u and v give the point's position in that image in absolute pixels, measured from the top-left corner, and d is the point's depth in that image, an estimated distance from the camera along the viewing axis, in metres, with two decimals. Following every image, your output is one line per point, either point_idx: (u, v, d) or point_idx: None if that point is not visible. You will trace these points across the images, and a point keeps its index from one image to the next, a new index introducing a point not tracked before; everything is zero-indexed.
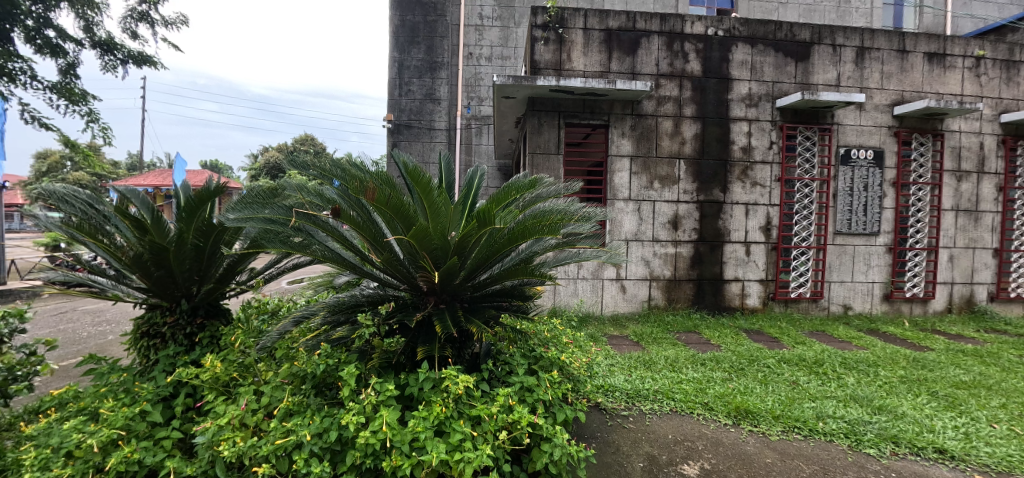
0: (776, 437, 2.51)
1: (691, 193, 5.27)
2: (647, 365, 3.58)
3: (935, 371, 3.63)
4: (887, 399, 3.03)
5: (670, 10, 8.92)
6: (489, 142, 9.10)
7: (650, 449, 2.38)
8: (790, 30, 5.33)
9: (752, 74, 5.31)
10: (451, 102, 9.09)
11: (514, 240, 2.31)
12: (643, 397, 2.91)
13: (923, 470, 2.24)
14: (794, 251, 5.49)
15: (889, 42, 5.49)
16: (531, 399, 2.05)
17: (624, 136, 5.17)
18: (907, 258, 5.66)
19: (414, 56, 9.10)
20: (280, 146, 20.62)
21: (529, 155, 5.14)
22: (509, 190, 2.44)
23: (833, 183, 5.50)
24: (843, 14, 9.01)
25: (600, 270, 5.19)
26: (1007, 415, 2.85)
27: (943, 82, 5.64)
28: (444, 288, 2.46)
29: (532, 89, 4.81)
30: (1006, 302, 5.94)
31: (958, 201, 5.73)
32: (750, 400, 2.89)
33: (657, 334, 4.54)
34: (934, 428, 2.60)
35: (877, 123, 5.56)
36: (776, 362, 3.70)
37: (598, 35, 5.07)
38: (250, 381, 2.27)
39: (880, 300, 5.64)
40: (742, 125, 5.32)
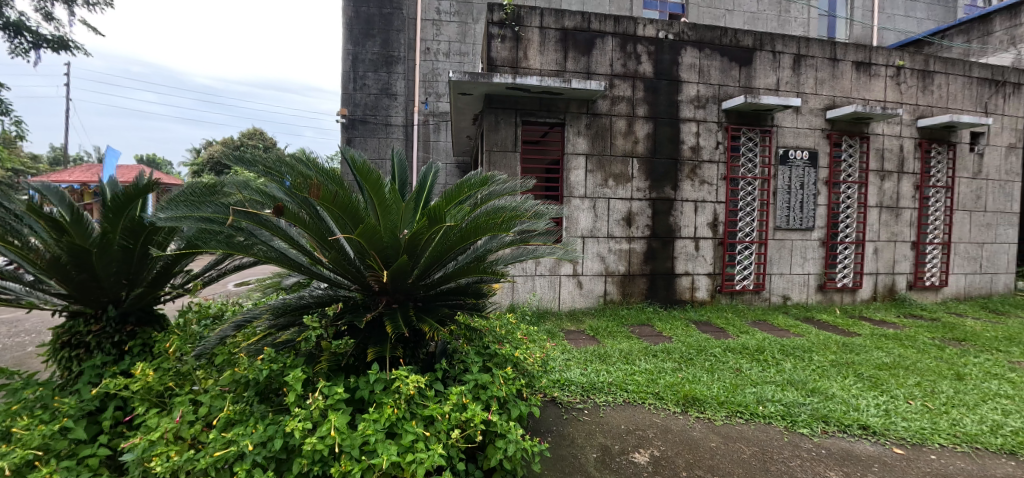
0: (720, 422, 2.64)
1: (644, 190, 5.43)
2: (602, 358, 3.67)
3: (862, 355, 3.93)
4: (820, 382, 3.25)
5: (624, 12, 9.12)
6: (447, 139, 9.00)
7: (604, 440, 2.44)
8: (735, 37, 5.60)
9: (700, 77, 5.53)
10: (408, 98, 8.90)
11: (467, 238, 2.30)
12: (598, 389, 2.98)
13: (850, 447, 2.42)
14: (739, 245, 5.77)
15: (822, 50, 5.88)
16: (485, 396, 2.05)
17: (580, 135, 5.26)
18: (838, 251, 6.09)
19: (369, 49, 8.80)
20: (224, 140, 19.50)
21: (485, 153, 5.13)
22: (461, 187, 2.42)
23: (773, 182, 5.82)
24: (783, 22, 9.57)
25: (557, 267, 5.25)
26: (921, 392, 3.12)
27: (869, 89, 6.11)
28: (396, 287, 2.43)
29: (488, 86, 4.80)
30: (922, 290, 6.52)
31: (882, 198, 6.23)
32: (697, 388, 3.02)
33: (612, 327, 4.66)
34: (860, 406, 2.82)
35: (811, 126, 5.94)
36: (722, 351, 3.90)
37: (554, 35, 5.13)
38: (188, 391, 2.15)
39: (814, 291, 6.04)
40: (691, 126, 5.54)
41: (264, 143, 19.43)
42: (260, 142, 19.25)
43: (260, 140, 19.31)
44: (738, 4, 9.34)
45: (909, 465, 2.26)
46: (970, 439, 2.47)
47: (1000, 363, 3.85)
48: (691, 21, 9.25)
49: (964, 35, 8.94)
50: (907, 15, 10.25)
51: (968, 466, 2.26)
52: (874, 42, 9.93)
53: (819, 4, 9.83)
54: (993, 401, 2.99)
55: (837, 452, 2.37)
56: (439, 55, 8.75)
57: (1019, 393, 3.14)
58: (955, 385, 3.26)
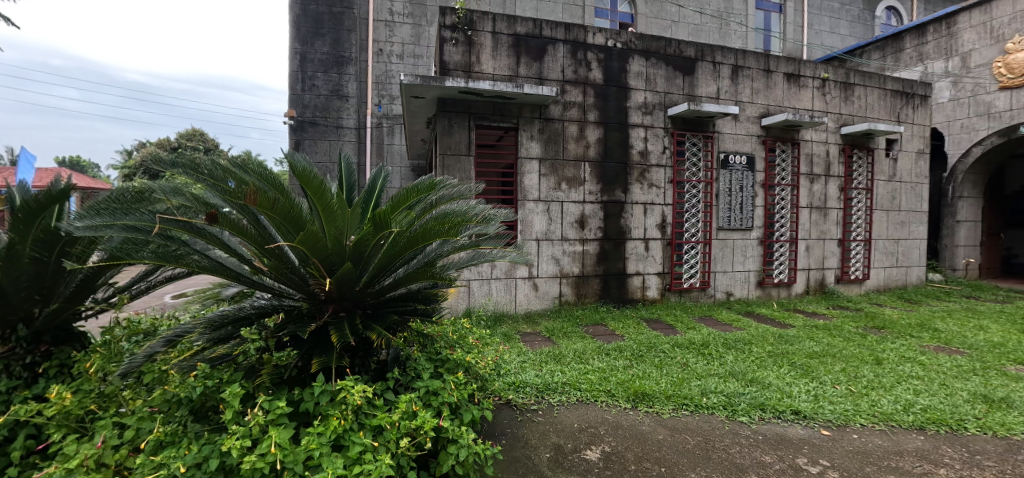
0: (667, 415, 2.75)
1: (595, 193, 5.57)
2: (557, 359, 3.73)
3: (795, 345, 4.21)
4: (757, 371, 3.46)
5: (577, 20, 9.32)
6: (401, 142, 8.84)
7: (557, 440, 2.48)
8: (678, 47, 5.86)
9: (647, 84, 5.75)
10: (360, 100, 8.65)
11: (414, 243, 2.29)
12: (553, 389, 3.03)
13: (783, 431, 2.59)
14: (685, 245, 6.04)
15: (756, 62, 6.28)
16: (437, 402, 2.03)
17: (533, 139, 5.33)
18: (775, 249, 6.49)
19: (318, 49, 8.49)
20: (158, 141, 18.18)
21: (439, 157, 5.09)
22: (409, 192, 2.39)
23: (715, 185, 6.14)
24: (723, 35, 10.15)
25: (512, 270, 5.28)
26: (846, 377, 3.39)
27: (798, 99, 6.57)
28: (343, 295, 2.38)
29: (440, 90, 4.77)
30: (848, 283, 7.07)
31: (812, 199, 6.71)
32: (646, 383, 3.13)
33: (567, 328, 4.75)
34: (792, 393, 3.02)
35: (748, 132, 6.31)
36: (670, 347, 4.06)
37: (506, 40, 5.16)
38: (113, 414, 2.00)
39: (754, 286, 6.41)
40: (640, 131, 5.75)
41: (204, 144, 18.28)
42: (200, 143, 18.11)
43: (200, 141, 18.15)
44: (682, 17, 9.88)
45: (834, 445, 2.44)
46: (886, 418, 2.70)
47: (913, 348, 4.24)
48: (640, 31, 9.65)
49: (880, 51, 9.87)
50: (832, 31, 11.07)
51: (883, 443, 2.47)
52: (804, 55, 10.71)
53: (756, 19, 10.51)
54: (907, 382, 3.29)
55: (772, 437, 2.52)
56: (392, 57, 8.61)
57: (928, 373, 3.47)
58: (875, 369, 3.56)
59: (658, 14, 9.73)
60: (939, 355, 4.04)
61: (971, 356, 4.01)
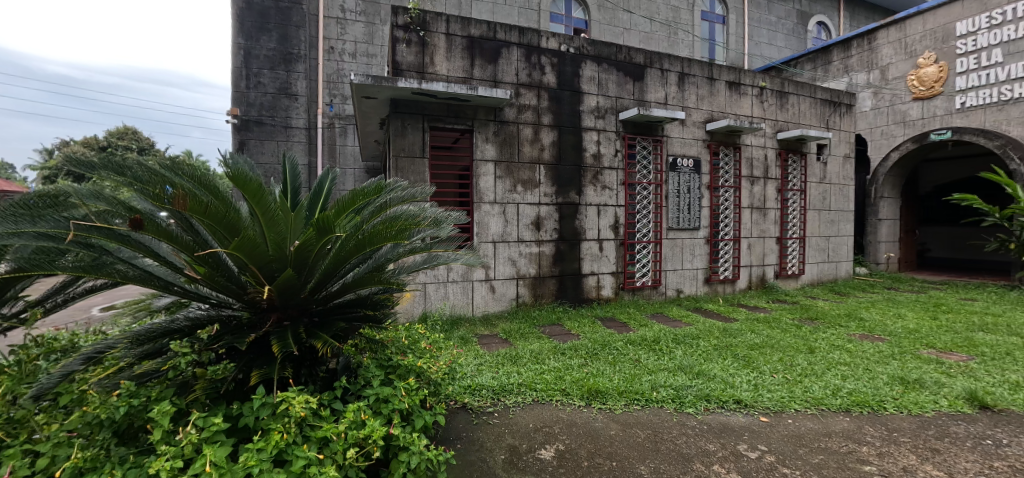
0: (620, 410, 2.82)
1: (550, 195, 5.64)
2: (513, 360, 3.74)
3: (738, 338, 4.44)
4: (704, 364, 3.61)
5: (532, 24, 9.42)
6: (354, 143, 8.59)
7: (512, 441, 2.48)
8: (628, 54, 6.05)
9: (599, 89, 5.89)
10: (311, 99, 8.32)
11: (360, 247, 2.25)
12: (508, 391, 3.03)
13: (726, 420, 2.72)
14: (637, 245, 6.23)
15: (701, 70, 6.57)
16: (387, 410, 1.99)
17: (488, 141, 5.33)
18: (720, 247, 6.83)
19: (264, 45, 8.12)
20: (84, 140, 16.74)
21: (392, 158, 5.00)
22: (355, 195, 2.33)
23: (664, 187, 6.37)
24: (672, 42, 10.58)
25: (469, 272, 5.25)
26: (784, 366, 3.61)
27: (739, 105, 6.94)
28: (287, 303, 2.31)
29: (393, 91, 4.68)
30: (785, 278, 7.53)
31: (752, 200, 7.10)
32: (600, 380, 3.20)
33: (525, 329, 4.77)
34: (735, 383, 3.18)
35: (694, 136, 6.60)
36: (623, 344, 4.17)
37: (460, 42, 5.15)
38: (23, 441, 1.82)
39: (702, 283, 6.71)
40: (592, 135, 5.88)
41: (137, 143, 16.99)
42: (133, 142, 16.84)
43: (132, 140, 16.87)
44: (633, 24, 10.20)
45: (772, 430, 2.59)
46: (817, 402, 2.90)
47: (841, 336, 4.57)
48: (593, 36, 9.90)
49: (812, 62, 10.76)
50: (770, 43, 11.74)
51: (813, 425, 2.66)
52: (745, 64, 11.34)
53: (702, 28, 11.02)
54: (835, 368, 3.55)
55: (716, 426, 2.65)
56: (344, 55, 8.38)
57: (854, 360, 3.76)
58: (809, 357, 3.81)
59: (612, 21, 10.04)
60: (864, 342, 4.39)
61: (890, 342, 4.37)
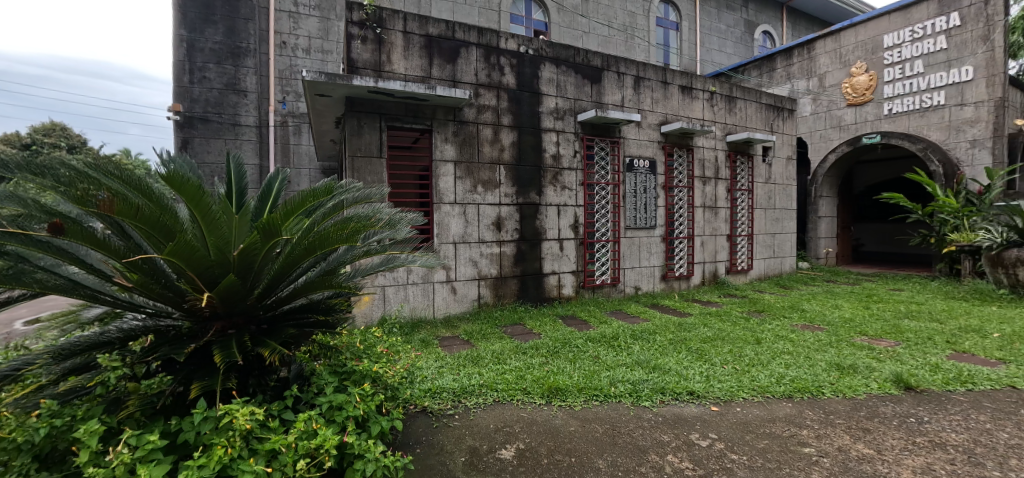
0: (579, 407, 2.87)
1: (511, 196, 5.66)
2: (474, 361, 3.72)
3: (692, 332, 4.61)
4: (660, 359, 3.72)
5: (493, 25, 9.42)
6: (309, 142, 8.29)
7: (472, 442, 2.47)
8: (586, 57, 6.15)
9: (558, 90, 5.96)
10: (261, 95, 7.97)
11: (309, 251, 2.19)
12: (469, 392, 3.02)
13: (680, 411, 2.81)
14: (597, 244, 6.35)
15: (655, 74, 6.77)
16: (341, 418, 1.93)
17: (447, 141, 5.28)
18: (675, 245, 7.07)
19: (210, 38, 7.71)
20: (3, 137, 15.32)
21: (348, 158, 4.86)
22: (306, 196, 2.25)
23: (622, 187, 6.52)
24: (629, 47, 10.88)
25: (429, 274, 5.19)
26: (733, 357, 3.77)
27: (691, 109, 7.20)
28: (232, 310, 2.22)
29: (348, 88, 4.55)
30: (735, 273, 7.88)
31: (705, 200, 7.38)
32: (560, 378, 3.24)
33: (486, 329, 4.76)
34: (688, 376, 3.29)
35: (650, 138, 6.79)
36: (583, 342, 4.24)
37: (417, 40, 5.08)
38: None
39: (658, 280, 6.92)
40: (552, 136, 5.94)
41: (66, 141, 15.73)
42: (62, 140, 15.57)
43: (60, 137, 15.59)
44: (592, 27, 10.41)
45: (721, 419, 2.70)
46: (763, 390, 3.05)
47: (785, 327, 4.84)
48: (553, 39, 10.03)
49: (758, 69, 11.34)
50: (720, 49, 12.29)
51: (760, 412, 2.80)
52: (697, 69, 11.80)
53: (657, 34, 11.38)
54: (780, 357, 3.75)
55: (670, 417, 2.74)
56: (297, 51, 8.08)
57: (797, 349, 3.98)
58: (756, 348, 4.00)
59: (570, 24, 10.21)
60: (805, 332, 4.67)
61: (828, 331, 4.67)
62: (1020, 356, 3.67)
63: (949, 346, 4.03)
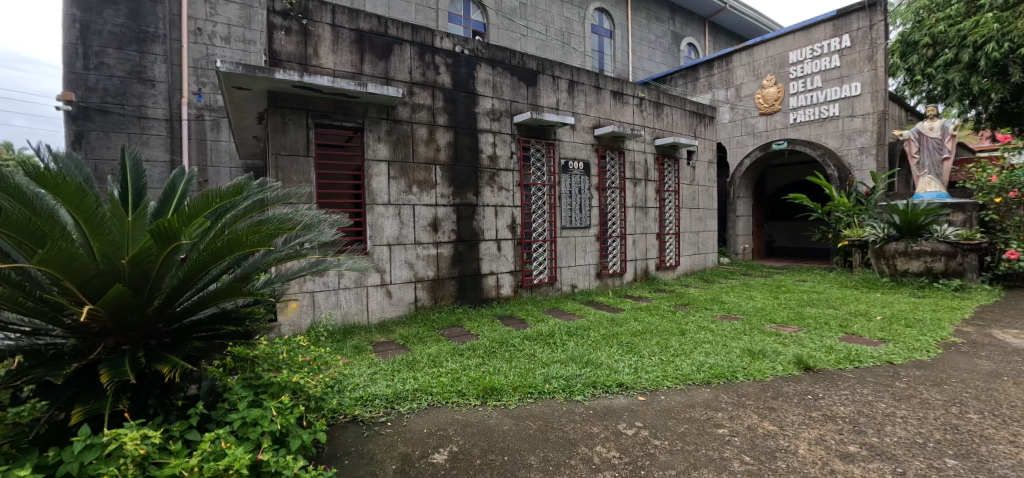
0: (514, 405, 2.89)
1: (447, 196, 5.59)
2: (410, 365, 3.63)
3: (624, 326, 4.81)
4: (592, 353, 3.84)
5: (430, 23, 9.26)
6: (228, 139, 7.69)
7: (404, 449, 2.40)
8: (521, 59, 6.21)
9: (494, 92, 5.97)
10: (172, 86, 7.28)
11: (216, 255, 2.05)
12: (403, 398, 2.93)
13: (610, 403, 2.92)
14: (534, 244, 6.44)
15: (588, 79, 6.99)
16: (254, 435, 1.81)
17: (380, 140, 5.10)
18: (609, 244, 7.33)
19: (109, 20, 6.93)
20: None
21: (271, 156, 4.57)
22: (211, 197, 2.07)
23: (557, 188, 6.66)
24: (565, 52, 11.16)
25: (362, 278, 4.99)
26: (660, 348, 3.97)
27: (622, 114, 7.51)
28: (124, 324, 2.01)
29: (270, 82, 4.28)
30: (664, 269, 8.32)
31: (635, 200, 7.72)
32: (496, 378, 3.23)
33: (423, 333, 4.66)
34: (619, 368, 3.42)
35: (584, 141, 6.99)
36: (520, 341, 4.27)
37: (347, 35, 4.87)
38: None
39: (594, 277, 7.15)
40: (488, 136, 5.93)
41: None
42: None
43: None
44: (529, 31, 10.58)
45: (647, 408, 2.83)
46: (685, 378, 3.24)
47: (706, 318, 5.19)
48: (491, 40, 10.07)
49: (683, 78, 12.07)
50: (651, 58, 12.92)
51: (681, 398, 2.96)
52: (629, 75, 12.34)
53: (592, 41, 11.75)
54: (701, 347, 3.99)
55: (600, 409, 2.83)
56: (215, 39, 7.47)
57: (716, 337, 4.28)
58: (680, 339, 4.24)
59: (508, 26, 10.30)
60: (723, 322, 5.03)
61: (743, 320, 5.06)
62: (896, 336, 4.19)
63: (841, 329, 4.51)
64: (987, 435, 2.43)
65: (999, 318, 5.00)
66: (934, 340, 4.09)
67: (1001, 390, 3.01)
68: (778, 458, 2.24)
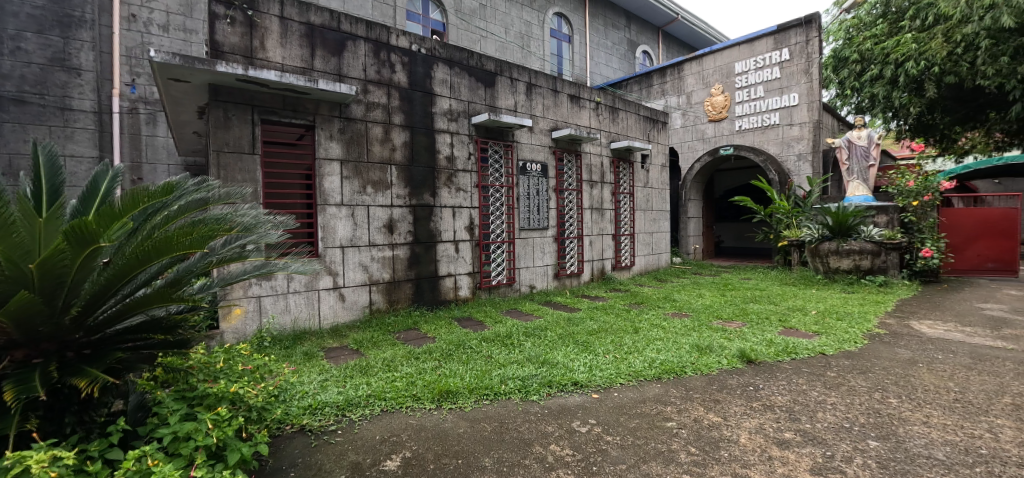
0: (469, 408, 2.86)
1: (403, 197, 5.47)
2: (363, 370, 3.52)
3: (580, 325, 4.90)
4: (548, 353, 3.88)
5: (388, 20, 9.06)
6: (165, 134, 7.19)
7: (355, 457, 2.33)
8: (479, 60, 6.18)
9: (451, 92, 5.91)
10: (101, 76, 6.73)
11: (142, 260, 1.92)
12: (355, 405, 2.84)
13: (565, 402, 2.95)
14: (492, 245, 6.42)
15: (546, 82, 7.06)
16: (186, 450, 1.71)
17: (333, 139, 4.93)
18: (566, 245, 7.43)
19: (27, 1, 6.33)
20: None
21: (212, 154, 4.32)
22: (139, 196, 1.94)
23: (515, 189, 6.68)
24: (523, 54, 11.23)
25: (313, 281, 4.81)
26: (614, 346, 4.06)
27: (579, 117, 7.65)
28: (34, 336, 1.85)
29: (211, 75, 4.04)
30: (620, 269, 8.52)
31: (592, 202, 7.86)
32: (451, 381, 3.19)
33: (377, 337, 4.54)
34: (574, 367, 3.46)
35: (542, 143, 7.05)
36: (477, 343, 4.24)
37: (297, 28, 4.69)
38: None
39: (551, 277, 7.22)
40: (445, 137, 5.87)
41: None
42: None
43: None
44: (488, 32, 10.58)
45: (600, 405, 2.88)
46: (637, 374, 3.32)
47: (658, 315, 5.37)
48: (450, 40, 9.98)
49: (638, 84, 12.43)
50: (608, 63, 13.22)
51: (633, 394, 3.04)
52: (586, 79, 12.57)
53: (550, 44, 11.89)
54: (652, 343, 4.11)
55: (555, 408, 2.86)
56: (151, 27, 6.98)
57: (667, 334, 4.42)
58: (633, 337, 4.35)
59: (466, 27, 10.25)
60: (674, 319, 5.21)
61: (693, 317, 5.26)
62: (828, 329, 4.50)
63: (780, 323, 4.78)
64: (905, 417, 2.64)
65: (916, 311, 5.47)
66: (861, 331, 4.42)
67: (917, 376, 3.28)
68: (720, 447, 2.34)
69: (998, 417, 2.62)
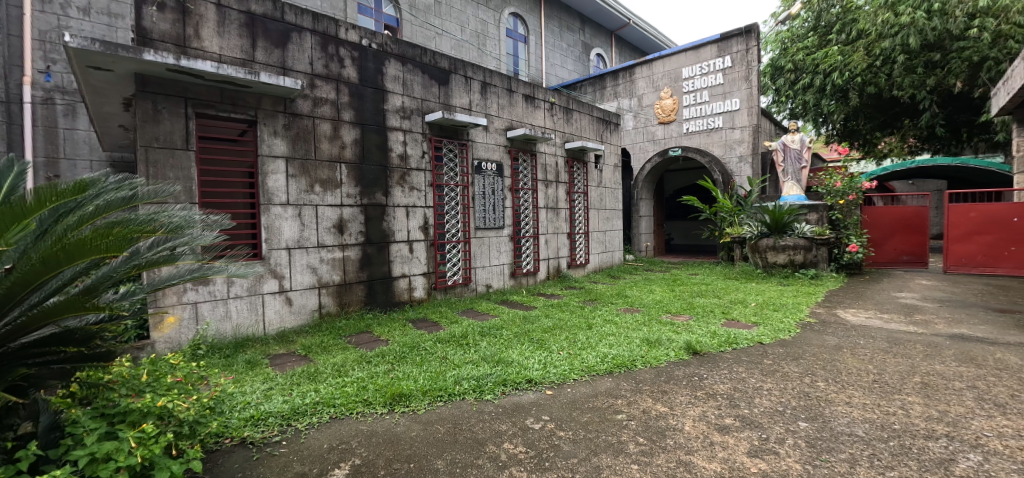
0: (423, 410, 2.80)
1: (354, 196, 5.30)
2: (311, 377, 3.38)
3: (535, 323, 4.93)
4: (504, 352, 3.88)
5: (337, 13, 8.76)
6: (88, 128, 6.59)
7: (301, 468, 2.22)
8: (432, 57, 6.07)
9: (403, 89, 5.78)
10: (10, 62, 6.06)
11: (49, 265, 1.74)
12: (301, 413, 2.71)
13: (519, 399, 2.95)
14: (447, 245, 6.34)
15: (501, 82, 7.07)
16: (106, 472, 1.57)
17: (277, 135, 4.70)
18: (522, 244, 7.47)
19: None
20: None
21: (139, 149, 4.00)
22: (48, 195, 1.76)
23: (470, 188, 6.63)
24: (478, 53, 11.18)
25: (256, 285, 4.57)
26: (568, 343, 4.13)
27: (534, 117, 7.70)
28: None
29: (138, 64, 3.75)
30: (575, 267, 8.66)
31: (547, 201, 7.93)
32: (405, 384, 3.11)
33: (327, 341, 4.37)
34: (528, 365, 3.47)
35: (497, 142, 7.05)
36: (432, 344, 4.17)
37: (236, 18, 4.42)
38: None
39: (508, 276, 7.23)
40: (397, 135, 5.73)
41: None
42: None
43: None
44: (444, 30, 10.47)
45: (554, 401, 2.90)
46: (590, 369, 3.38)
47: (612, 311, 5.53)
48: (404, 36, 9.79)
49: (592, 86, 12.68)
50: (563, 65, 13.41)
51: (586, 389, 3.09)
52: (540, 80, 12.69)
53: (506, 44, 11.91)
54: (605, 339, 4.20)
55: (510, 406, 2.86)
56: (69, 10, 6.38)
57: (619, 329, 4.54)
58: (587, 333, 4.44)
59: (421, 24, 10.07)
60: (627, 314, 5.37)
61: (644, 312, 5.45)
62: (766, 319, 4.78)
63: (724, 316, 5.03)
64: (831, 399, 2.83)
65: (842, 300, 5.91)
66: (795, 321, 4.72)
67: (842, 360, 3.54)
68: (667, 436, 2.42)
69: (909, 395, 2.87)
